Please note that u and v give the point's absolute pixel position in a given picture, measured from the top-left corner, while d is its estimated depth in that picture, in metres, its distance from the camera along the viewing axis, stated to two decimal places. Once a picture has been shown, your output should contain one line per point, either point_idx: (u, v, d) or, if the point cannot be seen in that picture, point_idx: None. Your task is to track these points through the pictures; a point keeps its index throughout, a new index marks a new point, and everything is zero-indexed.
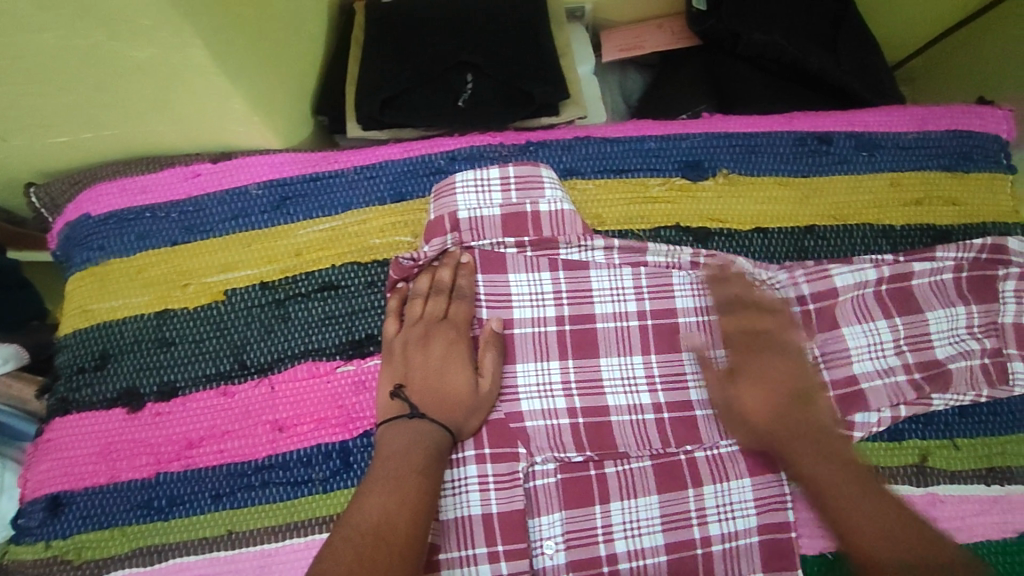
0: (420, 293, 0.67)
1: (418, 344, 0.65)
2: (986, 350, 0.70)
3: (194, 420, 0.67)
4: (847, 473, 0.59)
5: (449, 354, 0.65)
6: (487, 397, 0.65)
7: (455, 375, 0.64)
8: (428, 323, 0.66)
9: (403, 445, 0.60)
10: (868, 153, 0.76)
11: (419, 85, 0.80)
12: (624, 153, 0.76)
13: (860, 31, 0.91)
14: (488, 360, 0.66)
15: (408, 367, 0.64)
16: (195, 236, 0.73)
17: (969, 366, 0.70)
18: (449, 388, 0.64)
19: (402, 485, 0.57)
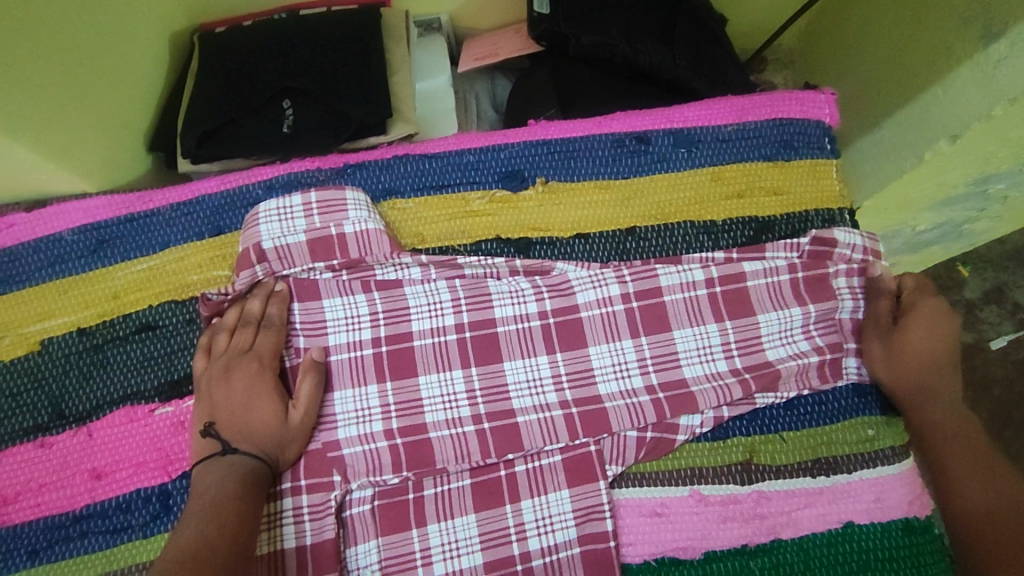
0: (227, 327, 0.67)
1: (220, 378, 0.64)
2: (819, 349, 0.70)
3: (11, 475, 0.67)
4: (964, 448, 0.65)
5: (257, 385, 0.64)
6: (298, 427, 0.64)
7: (263, 406, 0.63)
8: (232, 356, 0.65)
9: (219, 476, 0.59)
10: (686, 149, 0.75)
11: (242, 115, 0.80)
12: (443, 169, 0.75)
13: (696, 25, 0.91)
14: (302, 390, 0.65)
15: (213, 402, 0.63)
16: (10, 287, 0.72)
17: (801, 365, 0.69)
18: (255, 420, 0.63)
19: (216, 514, 0.56)
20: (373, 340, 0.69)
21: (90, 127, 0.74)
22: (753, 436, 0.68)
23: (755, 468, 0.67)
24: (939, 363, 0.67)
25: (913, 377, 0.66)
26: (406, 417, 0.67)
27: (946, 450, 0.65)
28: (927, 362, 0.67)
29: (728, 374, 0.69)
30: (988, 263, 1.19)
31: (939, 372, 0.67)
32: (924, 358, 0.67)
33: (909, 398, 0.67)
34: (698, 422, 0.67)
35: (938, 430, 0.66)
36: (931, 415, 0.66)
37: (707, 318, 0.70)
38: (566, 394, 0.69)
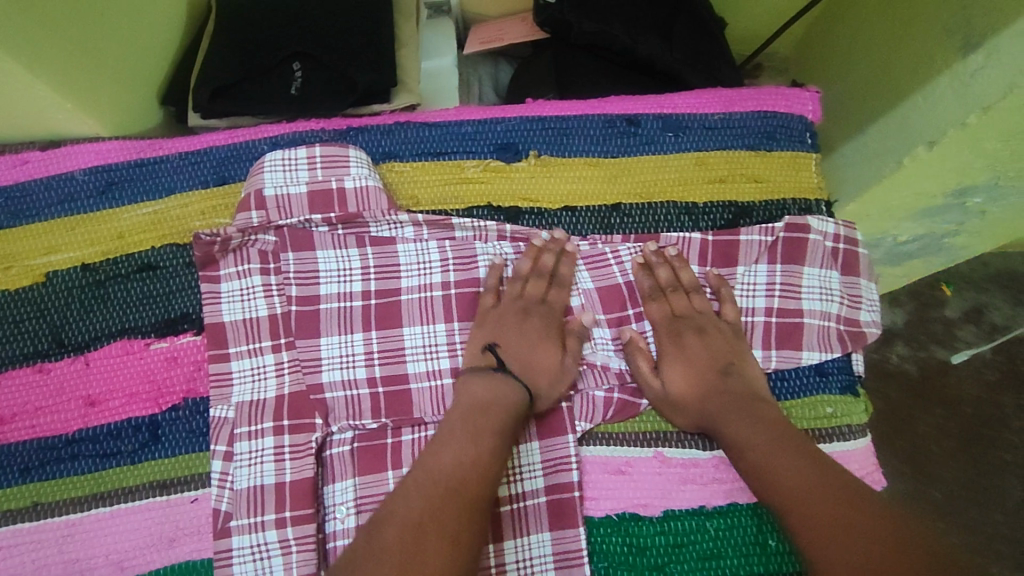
0: (522, 276, 0.73)
1: (517, 317, 0.71)
2: (769, 309, 0.73)
3: (8, 397, 0.70)
4: (766, 429, 0.63)
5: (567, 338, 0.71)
6: (572, 367, 0.70)
7: (543, 350, 0.70)
8: (510, 305, 0.71)
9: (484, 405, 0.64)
10: (674, 134, 0.79)
11: (253, 74, 0.83)
12: (441, 137, 0.79)
13: (694, 22, 0.95)
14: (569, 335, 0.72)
15: (490, 330, 0.70)
16: (20, 221, 0.75)
17: (752, 324, 0.73)
18: (540, 360, 0.69)
19: (478, 438, 0.61)
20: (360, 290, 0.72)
21: (107, 74, 0.76)
22: None
23: None
24: (704, 392, 0.68)
25: (696, 401, 0.68)
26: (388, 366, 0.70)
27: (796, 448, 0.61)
28: (691, 403, 0.68)
29: None
30: (970, 283, 1.24)
31: (728, 397, 0.67)
32: (680, 400, 0.68)
33: (703, 415, 0.67)
34: None
35: (733, 436, 0.64)
36: (730, 423, 0.65)
37: None
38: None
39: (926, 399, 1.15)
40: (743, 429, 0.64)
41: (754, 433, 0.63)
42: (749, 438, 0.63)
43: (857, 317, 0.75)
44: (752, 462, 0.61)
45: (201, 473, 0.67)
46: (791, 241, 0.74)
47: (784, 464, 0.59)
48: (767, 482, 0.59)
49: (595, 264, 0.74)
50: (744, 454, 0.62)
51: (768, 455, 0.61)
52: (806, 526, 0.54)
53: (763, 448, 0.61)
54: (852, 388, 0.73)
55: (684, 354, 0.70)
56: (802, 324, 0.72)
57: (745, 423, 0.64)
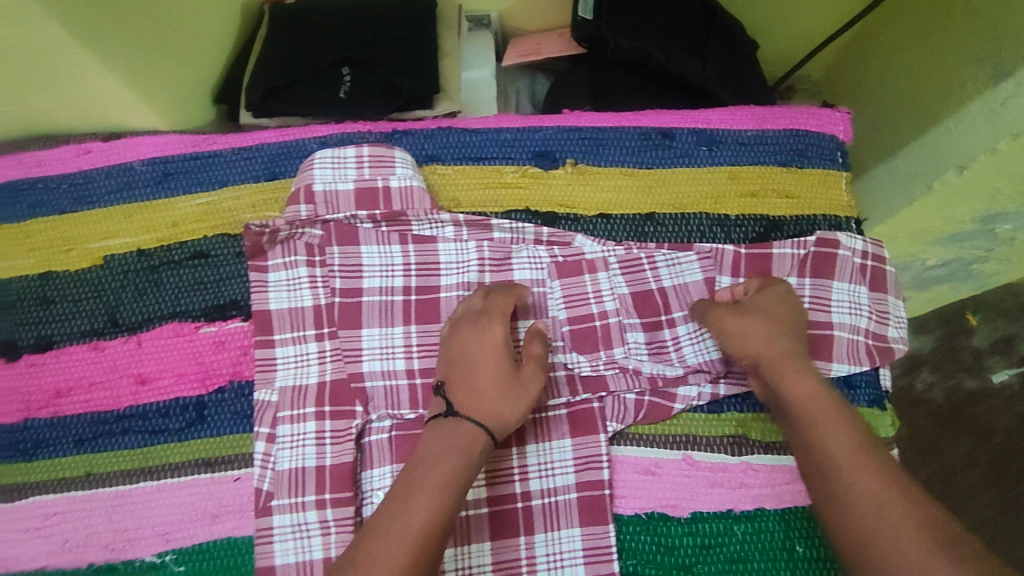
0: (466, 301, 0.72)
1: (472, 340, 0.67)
2: None
3: (65, 370, 0.73)
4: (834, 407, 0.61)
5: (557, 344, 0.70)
6: (527, 380, 0.66)
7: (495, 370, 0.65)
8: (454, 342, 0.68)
9: (435, 446, 0.60)
10: (708, 148, 0.81)
11: (303, 76, 0.87)
12: (481, 143, 0.82)
13: (728, 40, 0.97)
14: (534, 343, 0.69)
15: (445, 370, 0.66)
16: (81, 206, 0.79)
17: None
18: (491, 382, 0.64)
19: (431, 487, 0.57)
20: (402, 283, 0.75)
21: (167, 70, 0.80)
22: (745, 413, 0.73)
23: (745, 442, 0.72)
24: (779, 336, 0.67)
25: (770, 343, 0.67)
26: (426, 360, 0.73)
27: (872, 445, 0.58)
28: (767, 343, 0.67)
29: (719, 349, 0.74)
30: (998, 313, 1.22)
31: (802, 360, 0.66)
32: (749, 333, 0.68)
33: (763, 364, 0.67)
34: (694, 394, 0.73)
35: (794, 391, 0.63)
36: (795, 381, 0.64)
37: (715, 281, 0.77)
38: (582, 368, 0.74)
39: (954, 427, 1.16)
40: (807, 391, 0.63)
41: (818, 398, 0.62)
42: (814, 401, 0.62)
43: (884, 333, 0.77)
44: (815, 433, 0.60)
45: (245, 453, 0.70)
46: (821, 256, 0.77)
47: (834, 420, 0.60)
48: (831, 465, 0.57)
49: (632, 268, 0.77)
50: (804, 415, 0.61)
51: (824, 409, 0.61)
52: (838, 480, 0.56)
53: (819, 400, 0.62)
54: (879, 401, 0.75)
55: (768, 305, 0.70)
56: (832, 336, 0.75)
57: (810, 383, 0.63)
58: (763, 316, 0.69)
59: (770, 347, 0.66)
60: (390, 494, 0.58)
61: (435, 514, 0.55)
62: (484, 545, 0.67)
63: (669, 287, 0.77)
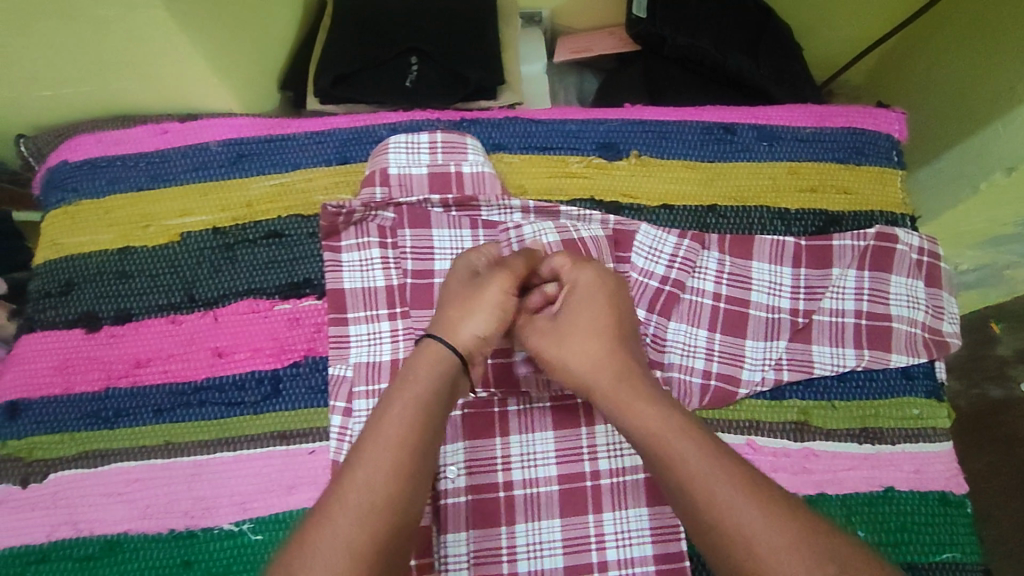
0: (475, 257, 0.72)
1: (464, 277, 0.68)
2: (858, 312, 0.77)
3: (144, 343, 0.75)
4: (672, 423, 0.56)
5: (581, 298, 0.66)
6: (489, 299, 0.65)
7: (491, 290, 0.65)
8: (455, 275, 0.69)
9: (400, 394, 0.57)
10: (768, 143, 0.83)
11: (370, 65, 0.88)
12: (547, 133, 0.84)
13: (781, 40, 0.98)
14: (501, 267, 0.67)
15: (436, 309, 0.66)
16: (158, 184, 0.81)
17: (839, 324, 0.77)
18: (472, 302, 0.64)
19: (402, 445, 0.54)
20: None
21: (244, 54, 0.82)
22: (806, 401, 0.75)
23: (807, 428, 0.74)
24: (602, 360, 0.62)
25: (596, 367, 0.61)
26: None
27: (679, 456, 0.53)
28: (587, 368, 0.62)
29: (784, 333, 0.77)
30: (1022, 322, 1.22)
31: (626, 380, 0.60)
32: (576, 358, 0.63)
33: (603, 392, 0.61)
34: (758, 379, 0.74)
35: (642, 424, 0.57)
36: (642, 406, 0.58)
37: (786, 260, 0.79)
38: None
39: (989, 438, 1.16)
40: (648, 419, 0.56)
41: (659, 423, 0.56)
42: (656, 428, 0.56)
43: (940, 327, 0.78)
44: (662, 455, 0.54)
45: (321, 427, 0.72)
46: (879, 250, 0.79)
47: (693, 446, 0.54)
48: (684, 487, 0.52)
49: (689, 261, 0.78)
50: (652, 449, 0.55)
51: (671, 437, 0.55)
52: (716, 517, 0.50)
53: (668, 428, 0.55)
54: (935, 393, 0.76)
55: (580, 311, 0.65)
56: (890, 327, 0.77)
57: (648, 408, 0.57)
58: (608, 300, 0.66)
59: (618, 368, 0.61)
60: (311, 512, 0.51)
61: (381, 510, 0.51)
62: (554, 521, 0.70)
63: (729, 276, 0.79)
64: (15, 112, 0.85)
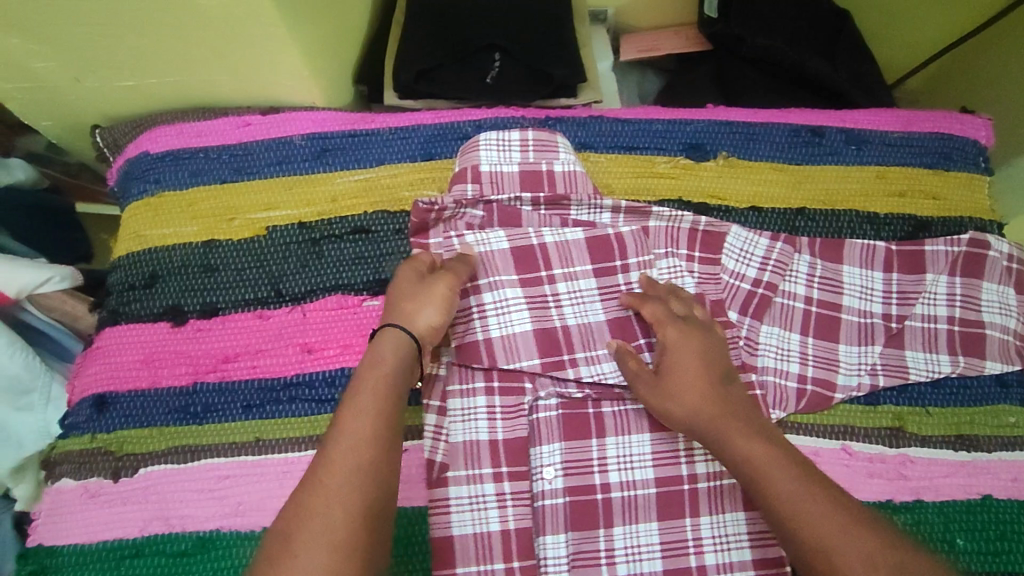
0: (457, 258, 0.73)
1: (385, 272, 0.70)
2: (952, 318, 0.76)
3: (232, 337, 0.74)
4: (775, 451, 0.58)
5: (680, 356, 0.66)
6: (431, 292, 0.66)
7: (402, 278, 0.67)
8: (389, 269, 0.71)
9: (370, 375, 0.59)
10: (856, 147, 0.83)
11: (452, 61, 0.87)
12: (633, 133, 0.83)
13: (857, 43, 0.98)
14: (443, 272, 0.69)
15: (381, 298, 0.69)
16: (242, 177, 0.80)
17: (932, 330, 0.76)
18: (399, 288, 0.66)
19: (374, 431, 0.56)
20: (561, 259, 0.76)
21: (329, 47, 0.81)
22: (901, 406, 0.74)
23: (902, 434, 0.73)
24: (707, 402, 0.63)
25: (701, 406, 0.63)
26: (580, 322, 0.75)
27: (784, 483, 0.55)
28: (696, 409, 0.63)
29: (879, 338, 0.76)
30: None
31: (737, 412, 0.62)
32: (681, 405, 0.64)
33: (705, 427, 0.62)
34: (854, 384, 0.74)
35: (743, 453, 0.59)
36: (743, 442, 0.59)
37: (877, 264, 0.78)
38: (582, 371, 0.73)
39: None
40: (752, 448, 0.58)
41: (763, 454, 0.58)
42: (762, 457, 0.58)
43: None
44: (765, 480, 0.56)
45: (415, 425, 0.71)
46: (972, 256, 0.78)
47: (790, 468, 0.56)
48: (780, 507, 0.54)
49: (781, 265, 0.77)
50: (756, 477, 0.57)
51: (773, 461, 0.57)
52: (804, 524, 0.52)
53: (772, 460, 0.57)
54: None
55: (682, 360, 0.66)
56: (983, 334, 0.76)
57: (755, 442, 0.59)
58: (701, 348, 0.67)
59: (721, 412, 0.62)
60: (302, 488, 0.53)
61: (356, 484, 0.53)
62: (652, 525, 0.69)
63: (820, 279, 0.78)
64: (91, 102, 0.83)
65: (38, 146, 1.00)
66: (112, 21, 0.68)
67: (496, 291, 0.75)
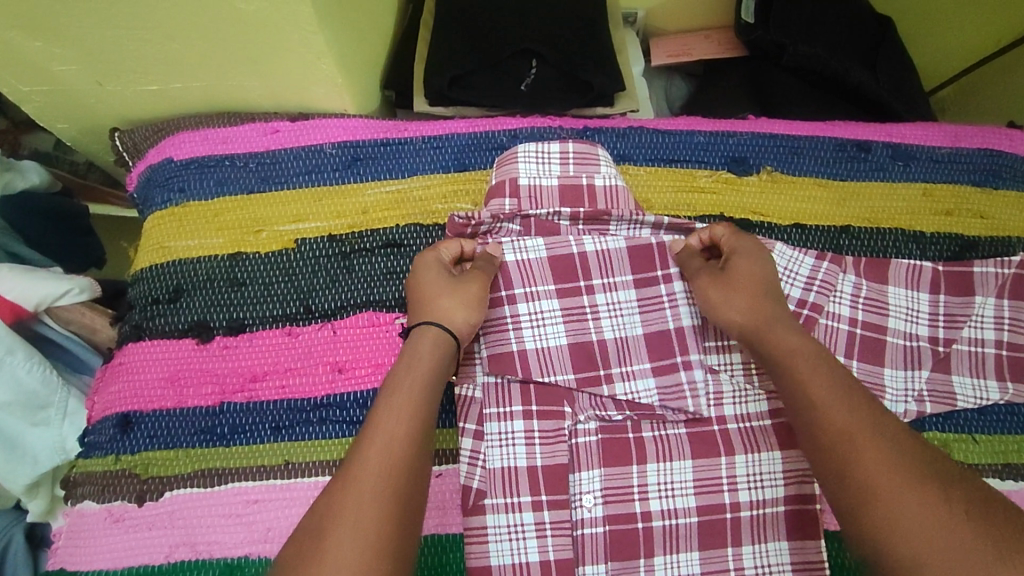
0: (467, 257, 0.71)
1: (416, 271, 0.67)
2: (1000, 342, 0.74)
3: (260, 355, 0.71)
4: (812, 347, 0.60)
5: (744, 257, 0.67)
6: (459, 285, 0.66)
7: (435, 277, 0.66)
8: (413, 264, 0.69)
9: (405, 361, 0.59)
10: (903, 163, 0.81)
11: (486, 68, 0.85)
12: (674, 145, 0.81)
13: (898, 53, 0.96)
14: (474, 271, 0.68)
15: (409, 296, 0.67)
16: (269, 186, 0.77)
17: (980, 354, 0.74)
18: (431, 285, 0.66)
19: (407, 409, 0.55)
20: (601, 267, 0.74)
21: (360, 51, 0.79)
22: (947, 433, 0.72)
23: (949, 462, 0.71)
24: (761, 297, 0.64)
25: (756, 282, 0.65)
26: (618, 335, 0.73)
27: (814, 373, 0.57)
28: (750, 296, 0.65)
29: (927, 363, 0.73)
30: None
31: (785, 316, 0.63)
32: (735, 293, 0.65)
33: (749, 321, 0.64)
34: (901, 411, 0.71)
35: (784, 343, 0.61)
36: (787, 336, 0.61)
37: (924, 285, 0.75)
38: (617, 388, 0.71)
39: None
40: (793, 340, 0.61)
41: (803, 346, 0.60)
42: (802, 349, 0.60)
43: None
44: (795, 368, 0.58)
45: (449, 448, 0.70)
46: None
47: (836, 391, 0.55)
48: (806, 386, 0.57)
49: (827, 287, 0.74)
50: (786, 360, 0.59)
51: (809, 359, 0.59)
52: (824, 413, 0.54)
53: (809, 352, 0.59)
54: None
55: (753, 260, 0.67)
56: None
57: (793, 337, 0.61)
58: (765, 267, 0.67)
59: (772, 311, 0.63)
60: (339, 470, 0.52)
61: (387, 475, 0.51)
62: (693, 554, 0.67)
63: (864, 302, 0.75)
64: (112, 105, 0.80)
65: (47, 145, 1.00)
66: (140, 25, 0.65)
67: (531, 302, 0.73)
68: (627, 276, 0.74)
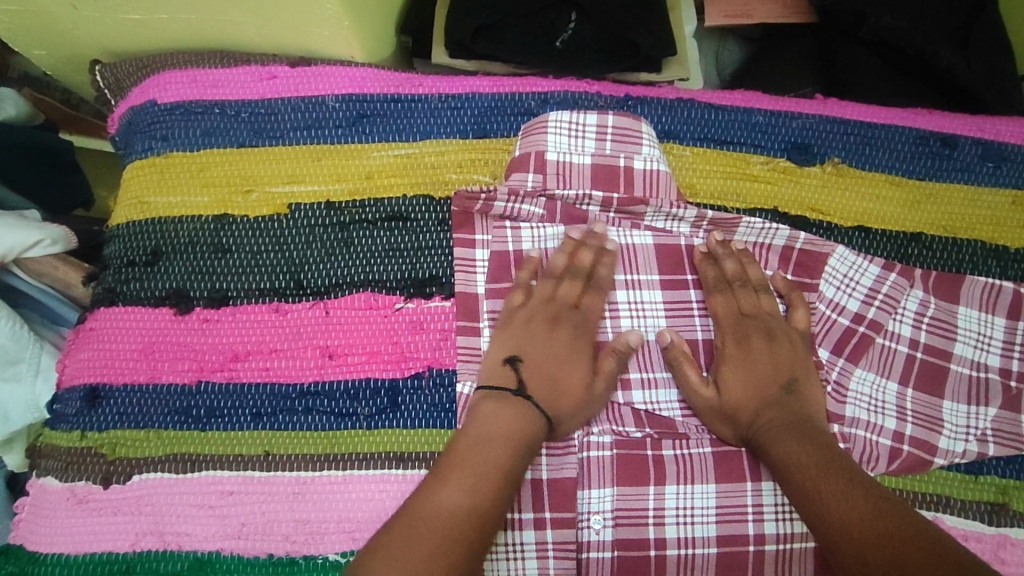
0: (554, 274, 0.64)
1: (546, 325, 0.62)
2: None
3: (243, 332, 0.64)
4: (817, 451, 0.56)
5: (754, 359, 0.62)
6: (601, 393, 0.61)
7: (571, 368, 0.61)
8: (538, 312, 0.63)
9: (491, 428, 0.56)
10: (993, 164, 0.70)
11: (518, 18, 0.74)
12: (727, 123, 0.70)
13: (996, 31, 0.83)
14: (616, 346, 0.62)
15: (515, 339, 0.62)
16: (263, 141, 0.69)
17: None
18: (563, 381, 0.60)
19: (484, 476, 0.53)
20: (626, 262, 0.66)
21: None
22: (1007, 479, 0.63)
23: (1006, 512, 0.62)
24: (758, 411, 0.60)
25: (744, 406, 0.60)
26: None
27: (816, 482, 0.53)
28: (744, 412, 0.60)
29: (994, 400, 0.64)
30: None
31: (787, 417, 0.59)
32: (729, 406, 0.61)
33: (751, 427, 0.60)
34: (959, 450, 0.63)
35: (783, 455, 0.56)
36: (787, 445, 0.57)
37: (1000, 309, 0.66)
38: (634, 395, 0.64)
39: None
40: (791, 448, 0.56)
41: (802, 453, 0.56)
42: (801, 459, 0.55)
43: None
44: (799, 483, 0.55)
45: None
46: None
47: (845, 498, 0.51)
48: (811, 499, 0.53)
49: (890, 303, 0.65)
50: (789, 475, 0.55)
51: (811, 468, 0.55)
52: (837, 525, 0.50)
53: (811, 460, 0.55)
54: None
55: (753, 361, 0.62)
56: None
57: (796, 444, 0.56)
58: (773, 367, 0.61)
59: (772, 417, 0.59)
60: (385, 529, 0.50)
61: (448, 531, 0.49)
62: None
63: (928, 323, 0.66)
64: (92, 33, 0.71)
65: (35, 70, 0.92)
66: None
67: None
68: (654, 276, 0.66)
